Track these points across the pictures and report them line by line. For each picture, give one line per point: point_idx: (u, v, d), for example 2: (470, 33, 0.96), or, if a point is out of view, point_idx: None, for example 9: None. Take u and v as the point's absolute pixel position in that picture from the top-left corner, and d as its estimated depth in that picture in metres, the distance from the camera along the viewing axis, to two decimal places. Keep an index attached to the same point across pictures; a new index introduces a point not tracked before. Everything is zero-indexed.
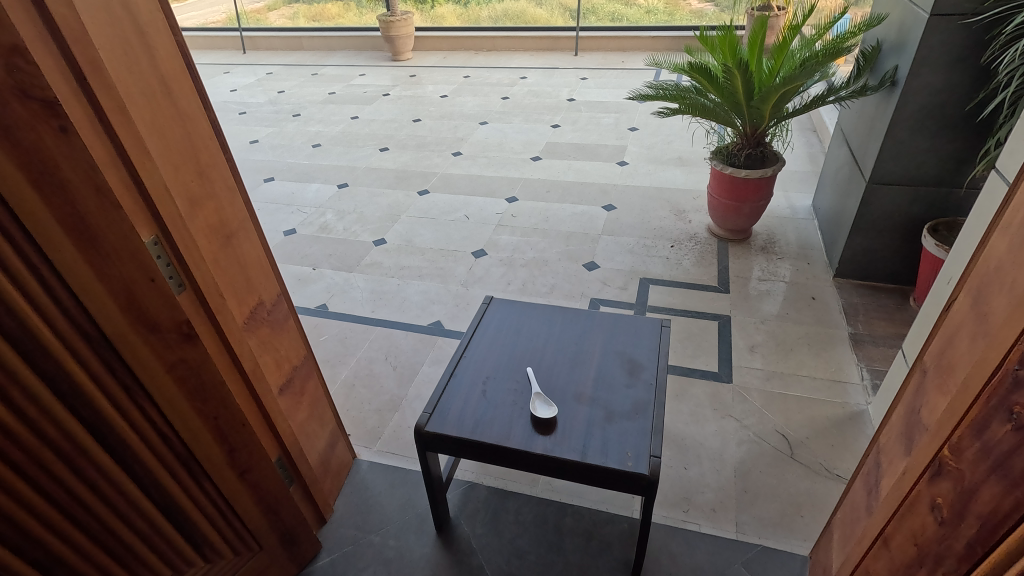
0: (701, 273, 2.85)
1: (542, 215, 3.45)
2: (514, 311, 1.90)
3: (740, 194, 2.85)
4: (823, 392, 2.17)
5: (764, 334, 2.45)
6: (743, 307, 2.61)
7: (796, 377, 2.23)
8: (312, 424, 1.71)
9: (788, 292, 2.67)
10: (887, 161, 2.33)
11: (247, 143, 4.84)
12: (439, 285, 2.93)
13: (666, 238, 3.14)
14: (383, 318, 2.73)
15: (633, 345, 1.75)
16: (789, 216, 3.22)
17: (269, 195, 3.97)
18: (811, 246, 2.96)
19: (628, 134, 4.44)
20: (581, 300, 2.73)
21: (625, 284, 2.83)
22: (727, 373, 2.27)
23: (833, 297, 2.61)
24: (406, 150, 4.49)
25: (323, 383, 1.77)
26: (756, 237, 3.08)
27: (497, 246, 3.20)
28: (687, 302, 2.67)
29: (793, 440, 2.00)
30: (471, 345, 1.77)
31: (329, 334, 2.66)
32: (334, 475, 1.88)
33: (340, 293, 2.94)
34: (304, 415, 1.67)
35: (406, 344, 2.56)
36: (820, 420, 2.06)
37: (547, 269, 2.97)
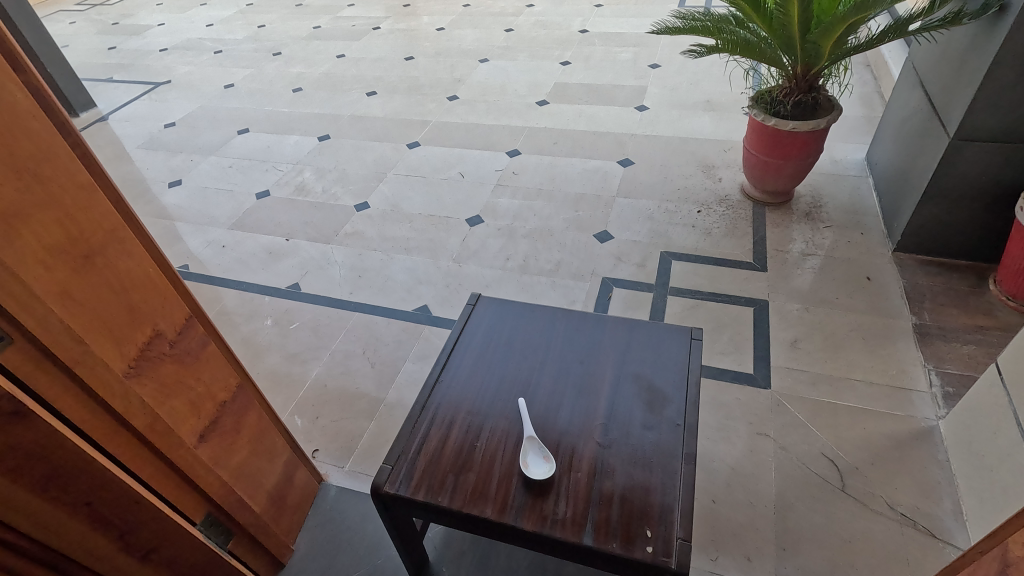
0: (732, 245, 2.44)
1: (548, 173, 3.00)
2: (506, 319, 1.54)
3: (784, 151, 2.37)
4: (880, 402, 1.79)
5: (809, 325, 2.05)
6: (783, 290, 2.21)
7: (848, 382, 1.85)
8: (258, 456, 1.41)
9: (838, 270, 2.25)
10: (980, 112, 1.85)
11: (222, 88, 4.36)
12: (427, 261, 2.55)
13: (692, 201, 2.70)
14: (362, 302, 2.39)
15: (655, 366, 1.38)
16: (837, 172, 2.73)
17: (242, 149, 3.54)
18: (865, 212, 2.50)
19: (649, 72, 3.88)
20: (591, 280, 2.35)
21: (643, 259, 2.42)
22: (764, 376, 1.91)
23: (892, 277, 2.18)
24: (397, 95, 3.98)
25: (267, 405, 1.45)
26: (799, 200, 2.61)
27: (495, 212, 2.79)
28: (715, 282, 2.27)
29: (844, 467, 1.64)
30: (450, 366, 1.42)
31: (301, 321, 2.34)
32: (297, 500, 1.60)
33: (316, 270, 2.58)
34: (247, 448, 1.36)
35: (388, 335, 2.22)
36: (879, 439, 1.70)
37: (552, 242, 2.57)
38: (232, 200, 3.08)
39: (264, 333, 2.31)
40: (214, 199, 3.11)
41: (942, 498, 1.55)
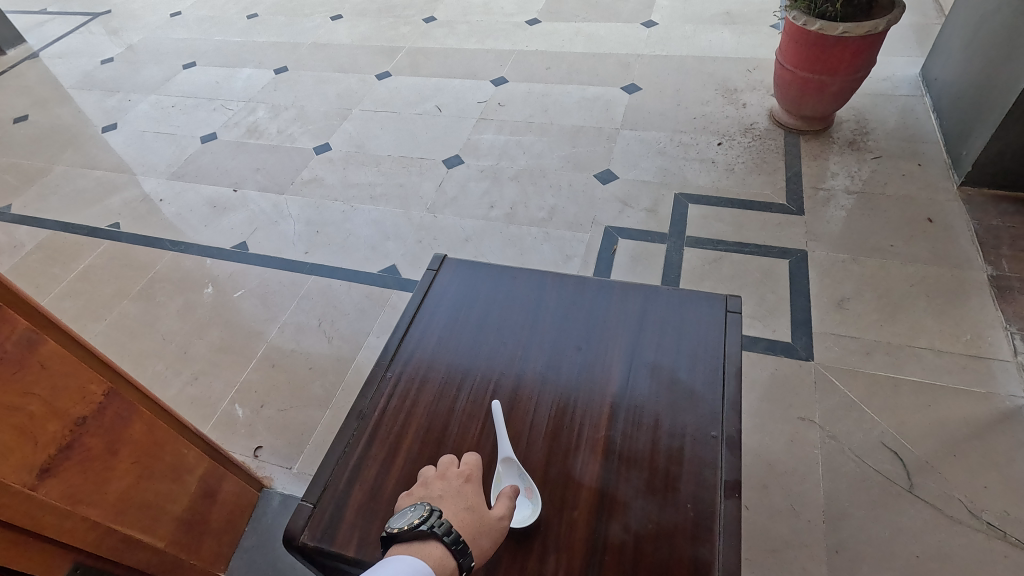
0: (760, 184, 2.02)
1: (539, 103, 2.55)
2: (479, 287, 1.17)
3: (829, 64, 1.92)
4: (953, 376, 1.44)
5: (859, 279, 1.68)
6: (825, 237, 1.81)
7: (911, 352, 1.49)
8: (159, 475, 1.08)
9: (892, 210, 1.85)
10: None
11: (168, 16, 3.81)
12: (397, 213, 2.16)
13: (710, 132, 2.26)
14: (320, 263, 2.01)
15: (678, 351, 1.02)
16: (885, 91, 2.28)
17: (187, 85, 3.07)
18: (922, 138, 2.07)
19: None
20: (590, 230, 1.96)
21: (652, 203, 2.02)
22: (805, 345, 1.55)
23: (960, 217, 1.79)
24: (366, 18, 3.45)
25: (168, 408, 1.12)
26: (840, 126, 2.18)
27: (477, 151, 2.36)
28: (741, 229, 1.88)
29: (911, 461, 1.31)
30: (403, 353, 1.07)
31: (247, 288, 1.97)
32: (224, 517, 1.28)
33: (267, 225, 2.19)
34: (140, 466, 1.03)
35: (348, 303, 1.86)
36: (953, 424, 1.35)
37: (545, 185, 2.16)
38: (173, 146, 2.65)
39: (203, 303, 1.94)
40: (153, 144, 2.68)
41: None
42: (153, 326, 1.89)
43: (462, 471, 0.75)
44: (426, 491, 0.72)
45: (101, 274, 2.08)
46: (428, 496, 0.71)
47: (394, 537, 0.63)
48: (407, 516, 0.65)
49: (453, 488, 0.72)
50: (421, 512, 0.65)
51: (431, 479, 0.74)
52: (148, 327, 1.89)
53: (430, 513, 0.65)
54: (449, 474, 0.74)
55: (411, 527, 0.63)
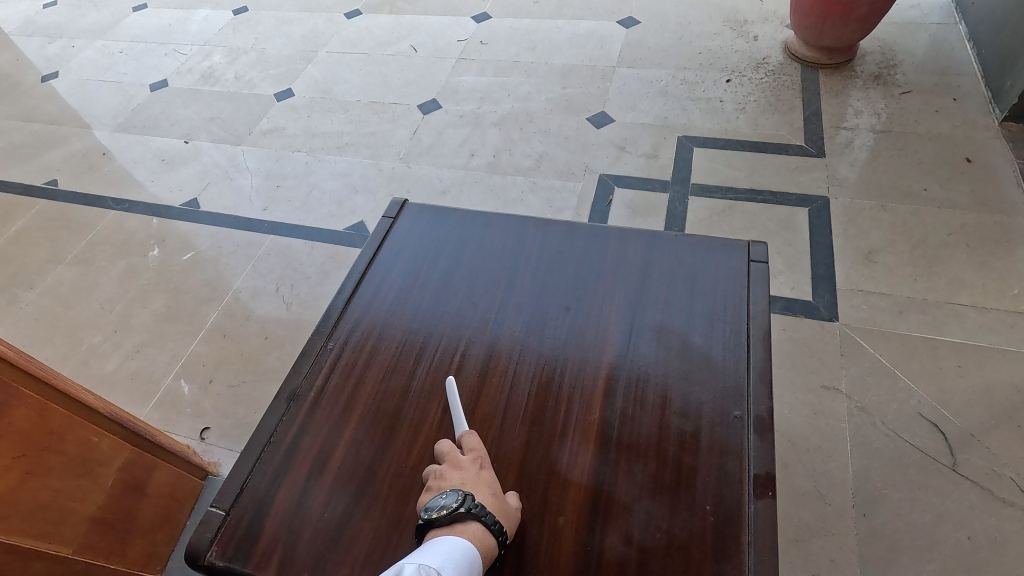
0: (775, 124, 1.79)
1: (526, 40, 2.28)
2: (446, 237, 0.96)
3: None
4: (999, 336, 1.25)
5: (889, 228, 1.47)
6: (849, 181, 1.60)
7: (951, 309, 1.30)
8: (62, 469, 0.89)
9: (925, 150, 1.63)
10: None
11: None
12: (367, 164, 1.93)
13: (717, 68, 2.02)
14: (280, 221, 1.79)
15: (690, 311, 0.81)
16: (913, 19, 2.03)
17: (136, 29, 2.77)
18: (957, 69, 1.83)
19: None
20: (583, 179, 1.74)
21: (653, 148, 1.80)
22: (828, 303, 1.35)
23: (1003, 157, 1.57)
24: None
25: (58, 381, 0.89)
26: (864, 58, 1.93)
27: (456, 94, 2.11)
28: (753, 174, 1.67)
29: (953, 434, 1.13)
30: (349, 317, 0.86)
31: (198, 249, 1.75)
32: (156, 512, 1.09)
33: (221, 180, 1.96)
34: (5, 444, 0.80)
35: (310, 265, 1.65)
36: (1002, 391, 1.17)
37: (531, 130, 1.93)
38: (119, 95, 2.38)
39: (148, 267, 1.73)
40: (98, 93, 2.41)
41: None
42: (92, 292, 1.68)
43: (475, 455, 0.65)
44: (445, 479, 0.62)
45: (35, 236, 1.86)
46: (448, 484, 0.62)
47: (430, 525, 0.58)
48: (439, 503, 0.59)
49: (472, 474, 0.63)
50: (455, 498, 0.59)
51: (445, 469, 0.63)
52: (86, 295, 1.68)
53: (464, 496, 0.59)
54: (463, 460, 0.64)
55: (449, 512, 0.57)
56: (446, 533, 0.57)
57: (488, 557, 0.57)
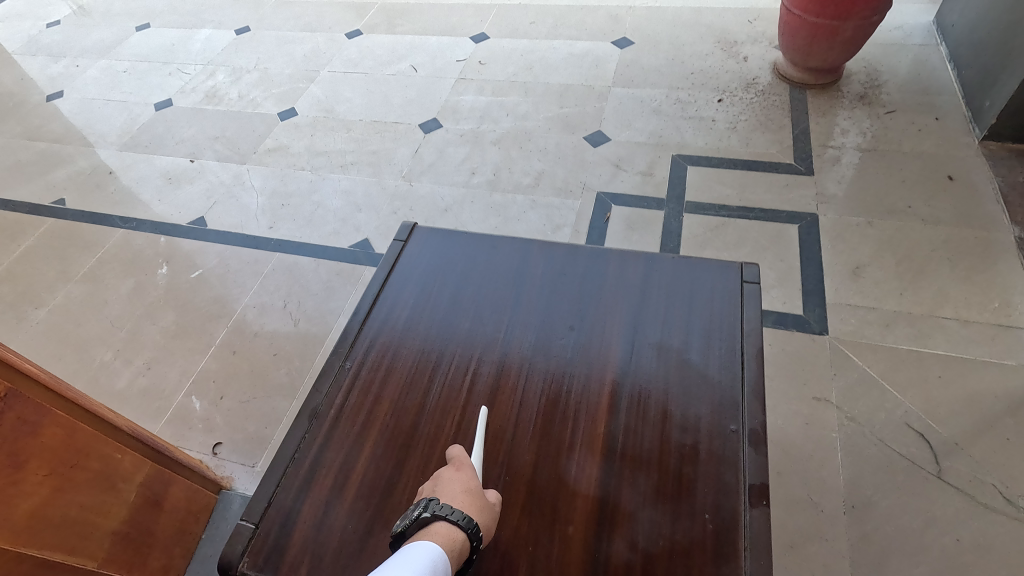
0: (766, 143, 1.86)
1: (523, 60, 2.35)
2: (455, 259, 1.01)
3: (841, 6, 1.73)
4: (983, 347, 1.30)
5: (875, 244, 1.53)
6: (837, 198, 1.66)
7: (936, 322, 1.36)
8: (87, 484, 0.93)
9: (909, 168, 1.70)
10: None
11: None
12: (370, 182, 1.98)
13: (709, 88, 2.08)
14: (286, 239, 1.83)
15: (688, 329, 0.86)
16: (897, 41, 2.11)
17: (140, 48, 2.82)
18: (939, 89, 1.91)
19: None
20: (581, 196, 1.80)
21: (648, 166, 1.86)
22: (819, 318, 1.41)
23: (983, 175, 1.64)
24: None
25: (25, 365, 0.83)
26: (851, 79, 2.01)
27: (457, 113, 2.17)
28: (746, 192, 1.73)
29: (939, 443, 1.18)
30: (364, 337, 0.91)
31: (206, 267, 1.79)
32: (173, 525, 1.12)
33: (227, 198, 2.00)
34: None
35: (316, 281, 1.70)
36: (985, 402, 1.22)
37: (530, 148, 1.99)
38: (124, 114, 2.42)
39: (157, 285, 1.76)
40: (103, 112, 2.46)
41: None
42: (101, 310, 1.71)
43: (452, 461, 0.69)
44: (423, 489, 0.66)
45: (44, 254, 1.89)
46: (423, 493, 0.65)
47: (402, 536, 0.59)
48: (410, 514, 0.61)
49: (445, 478, 0.66)
50: (420, 504, 0.61)
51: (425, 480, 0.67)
52: (95, 312, 1.71)
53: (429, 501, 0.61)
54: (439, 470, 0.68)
55: (413, 519, 0.60)
56: (413, 538, 0.58)
57: (460, 556, 0.58)
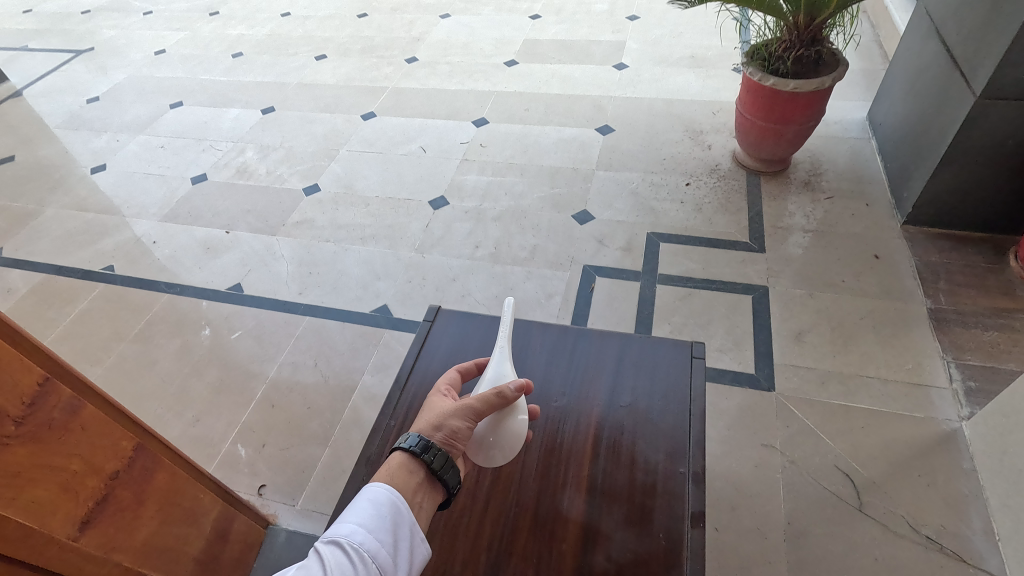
0: (726, 223, 2.19)
1: (519, 143, 2.70)
2: (472, 336, 1.29)
3: (783, 114, 2.09)
4: (898, 402, 1.60)
5: (815, 313, 1.84)
6: (784, 273, 1.98)
7: (861, 381, 1.65)
8: (179, 520, 1.15)
9: (843, 247, 2.03)
10: (1013, 66, 1.60)
11: (153, 55, 3.89)
12: (386, 253, 2.27)
13: (679, 172, 2.43)
14: (314, 304, 2.11)
15: (651, 394, 1.15)
16: (836, 134, 2.49)
17: (175, 125, 3.15)
18: (870, 178, 2.26)
19: (627, 24, 3.53)
20: (569, 268, 2.10)
21: (627, 242, 2.18)
22: (768, 377, 1.70)
23: (903, 255, 1.97)
24: (350, 57, 3.58)
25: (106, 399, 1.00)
26: (797, 167, 2.37)
27: (461, 191, 2.49)
28: (709, 266, 2.04)
29: (861, 482, 1.45)
30: (404, 400, 1.17)
31: (244, 329, 2.05)
32: (234, 557, 1.33)
33: (260, 266, 2.28)
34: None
35: (342, 342, 1.97)
36: (899, 448, 1.51)
37: (526, 224, 2.30)
38: (163, 187, 2.72)
39: (200, 345, 2.02)
40: (143, 185, 2.76)
41: (971, 514, 1.37)
42: (152, 368, 1.96)
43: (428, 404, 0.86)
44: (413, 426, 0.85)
45: (97, 317, 2.14)
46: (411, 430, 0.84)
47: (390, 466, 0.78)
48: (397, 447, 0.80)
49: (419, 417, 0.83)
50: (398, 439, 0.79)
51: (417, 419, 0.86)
52: (146, 370, 1.96)
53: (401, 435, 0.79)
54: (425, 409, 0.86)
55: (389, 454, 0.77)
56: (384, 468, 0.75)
57: (412, 470, 0.73)
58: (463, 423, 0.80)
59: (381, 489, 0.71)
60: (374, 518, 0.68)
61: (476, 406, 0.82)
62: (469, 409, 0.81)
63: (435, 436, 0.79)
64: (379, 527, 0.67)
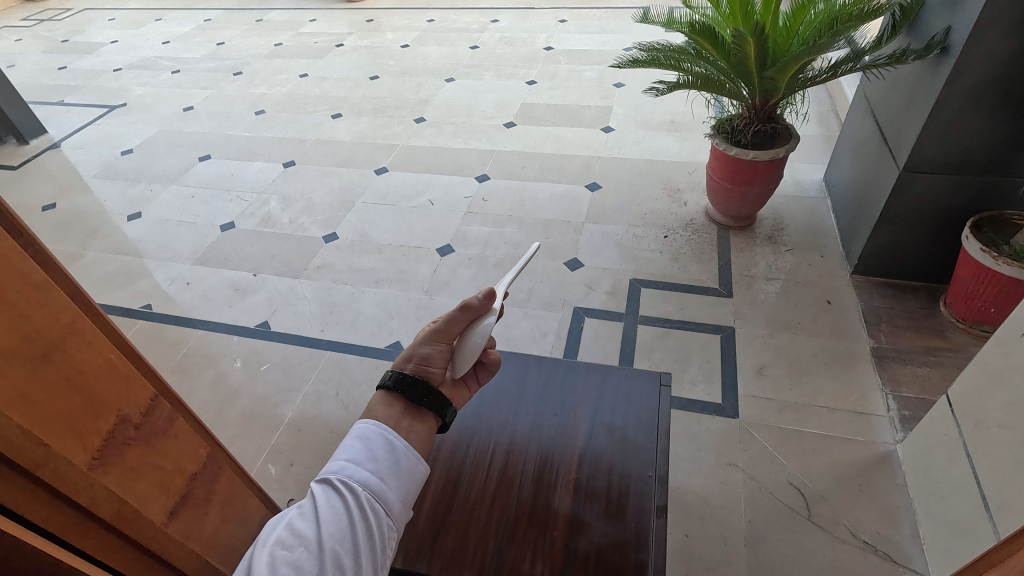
0: (700, 271, 2.49)
1: (517, 198, 3.02)
2: None
3: (745, 178, 2.42)
4: (843, 427, 1.86)
5: (774, 351, 2.11)
6: (749, 316, 2.27)
7: (812, 409, 1.92)
8: None
9: (800, 293, 2.32)
10: (927, 146, 1.93)
11: (181, 111, 4.25)
12: (399, 295, 2.55)
13: (658, 226, 2.75)
14: (334, 340, 2.37)
15: (626, 415, 1.41)
16: (796, 193, 2.82)
17: (203, 176, 3.46)
18: (824, 232, 2.58)
19: (613, 91, 3.93)
20: (562, 310, 2.38)
21: (612, 287, 2.46)
22: (733, 406, 1.95)
23: (852, 300, 2.26)
24: (363, 116, 3.95)
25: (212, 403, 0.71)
26: (762, 223, 2.69)
27: (465, 240, 2.79)
28: (684, 309, 2.32)
29: (810, 496, 1.70)
30: None
31: (271, 362, 2.30)
32: None
33: (285, 305, 2.55)
34: (86, 389, 0.50)
35: (360, 375, 2.22)
36: (843, 467, 1.76)
37: (523, 270, 2.59)
38: (195, 234, 3.00)
39: (232, 376, 2.26)
40: (176, 231, 3.04)
41: (902, 522, 1.62)
42: (189, 397, 2.19)
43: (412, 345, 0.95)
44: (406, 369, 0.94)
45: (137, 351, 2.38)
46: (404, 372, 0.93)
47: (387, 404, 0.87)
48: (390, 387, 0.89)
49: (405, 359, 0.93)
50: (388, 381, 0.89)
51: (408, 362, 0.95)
52: (184, 398, 2.18)
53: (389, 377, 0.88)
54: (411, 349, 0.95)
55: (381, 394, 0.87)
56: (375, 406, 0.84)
57: (390, 399, 0.82)
58: (431, 347, 0.89)
59: (368, 425, 0.77)
60: (358, 446, 0.73)
61: (437, 330, 0.90)
62: (431, 334, 0.90)
63: (409, 368, 0.88)
64: (367, 458, 0.72)
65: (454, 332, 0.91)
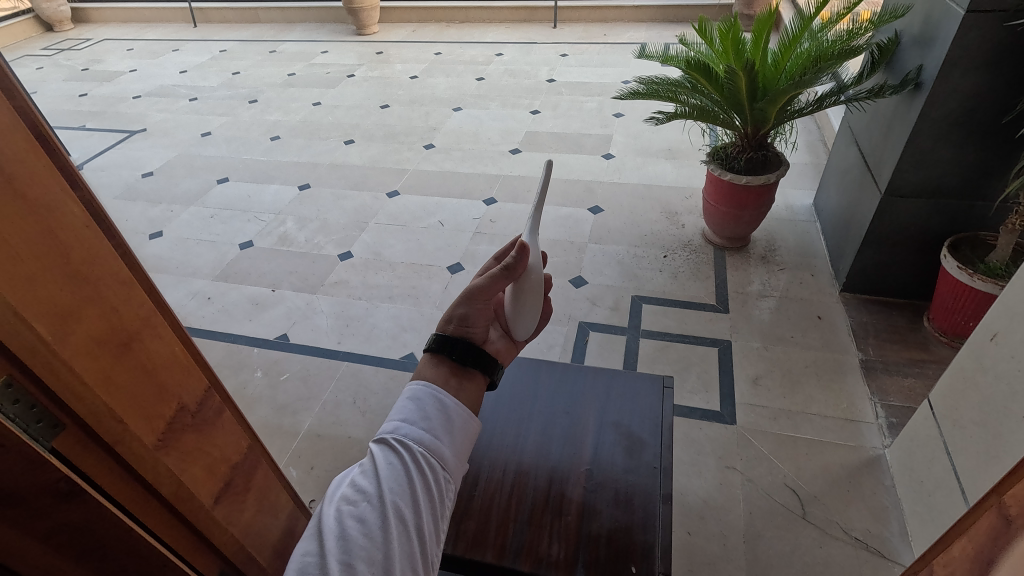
0: (697, 289, 2.62)
1: (523, 219, 3.18)
2: None
3: (739, 201, 2.58)
4: (834, 433, 1.97)
5: (769, 363, 2.24)
6: (744, 330, 2.39)
7: (805, 416, 2.03)
8: None
9: (792, 309, 2.46)
10: (906, 171, 2.09)
11: (199, 136, 4.44)
12: (411, 309, 2.67)
13: (658, 246, 2.90)
14: (350, 351, 2.48)
15: (631, 414, 1.53)
16: (787, 217, 2.99)
17: (222, 198, 3.62)
18: (814, 253, 2.74)
19: (613, 120, 4.14)
20: (567, 324, 2.50)
21: (615, 303, 2.60)
22: (731, 413, 2.07)
23: (841, 316, 2.40)
24: (374, 142, 4.14)
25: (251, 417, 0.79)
26: (755, 244, 2.84)
27: (475, 258, 2.94)
28: (684, 324, 2.45)
29: (804, 496, 1.80)
30: None
31: (290, 372, 2.41)
32: None
33: (302, 319, 2.67)
34: (158, 376, 0.59)
35: (376, 384, 2.33)
36: (835, 469, 1.87)
37: None
38: (215, 252, 3.14)
39: (253, 385, 2.36)
40: (196, 249, 3.17)
41: (891, 520, 1.72)
42: None
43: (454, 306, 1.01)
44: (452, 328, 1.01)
45: None
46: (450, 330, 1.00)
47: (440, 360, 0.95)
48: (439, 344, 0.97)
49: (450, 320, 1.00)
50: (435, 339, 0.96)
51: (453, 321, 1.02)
52: None
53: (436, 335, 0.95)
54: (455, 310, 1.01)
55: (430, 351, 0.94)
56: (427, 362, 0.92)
57: (439, 359, 0.89)
58: (467, 308, 0.94)
59: (419, 387, 0.84)
60: (406, 409, 0.81)
61: (473, 291, 0.94)
62: (468, 296, 0.94)
63: (452, 330, 0.94)
64: (420, 418, 0.80)
65: (491, 292, 0.95)
